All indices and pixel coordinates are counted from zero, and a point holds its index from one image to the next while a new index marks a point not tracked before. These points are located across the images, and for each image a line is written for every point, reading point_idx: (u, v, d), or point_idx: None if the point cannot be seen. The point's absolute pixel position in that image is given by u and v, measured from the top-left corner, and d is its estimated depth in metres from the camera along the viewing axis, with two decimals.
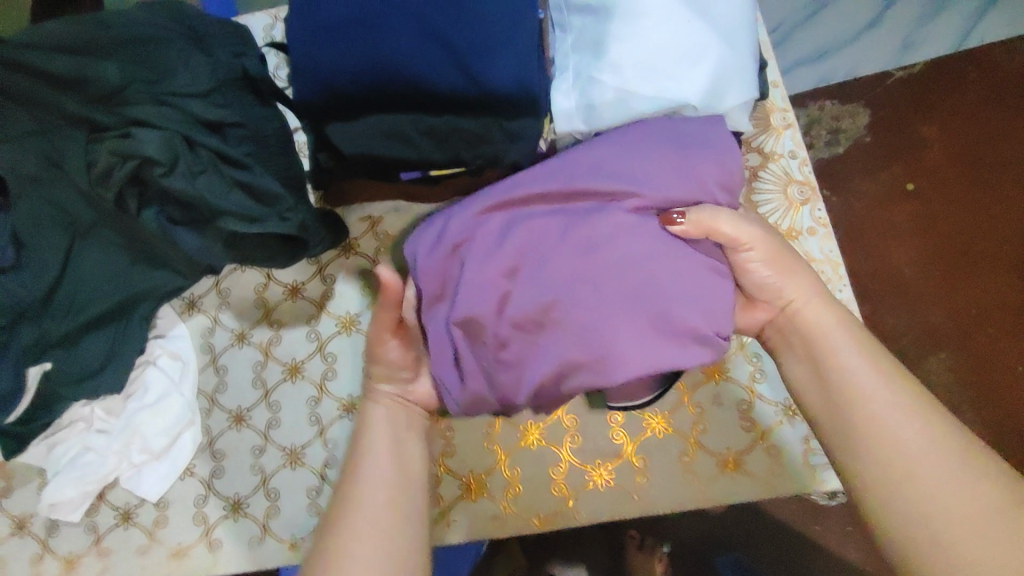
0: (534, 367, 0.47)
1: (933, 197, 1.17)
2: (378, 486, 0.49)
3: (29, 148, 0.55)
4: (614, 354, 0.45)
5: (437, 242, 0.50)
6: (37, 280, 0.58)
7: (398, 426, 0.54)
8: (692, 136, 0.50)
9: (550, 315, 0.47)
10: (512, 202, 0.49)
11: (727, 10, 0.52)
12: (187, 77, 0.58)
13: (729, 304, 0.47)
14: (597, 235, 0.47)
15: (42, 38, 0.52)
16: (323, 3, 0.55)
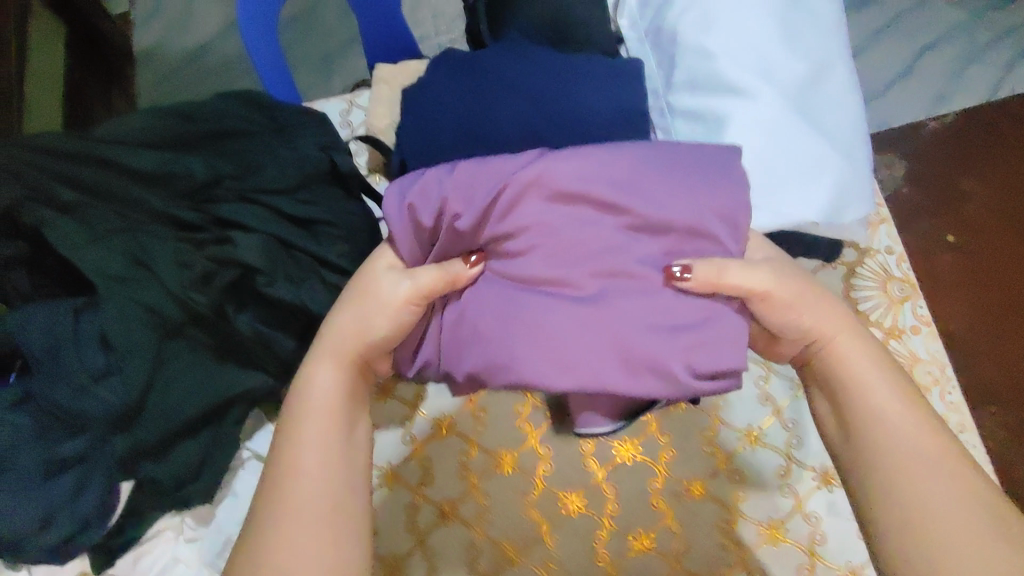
0: (482, 354, 0.46)
1: (979, 248, 1.13)
2: (307, 480, 0.45)
3: (115, 249, 0.57)
4: (570, 364, 0.44)
5: (433, 198, 0.48)
6: (128, 390, 0.55)
7: (348, 415, 0.49)
8: (711, 161, 0.48)
9: (517, 313, 0.45)
10: (508, 188, 0.46)
11: (840, 122, 0.52)
12: (274, 171, 0.63)
13: (709, 344, 0.44)
14: (589, 243, 0.46)
15: (131, 135, 0.60)
16: (430, 115, 0.55)
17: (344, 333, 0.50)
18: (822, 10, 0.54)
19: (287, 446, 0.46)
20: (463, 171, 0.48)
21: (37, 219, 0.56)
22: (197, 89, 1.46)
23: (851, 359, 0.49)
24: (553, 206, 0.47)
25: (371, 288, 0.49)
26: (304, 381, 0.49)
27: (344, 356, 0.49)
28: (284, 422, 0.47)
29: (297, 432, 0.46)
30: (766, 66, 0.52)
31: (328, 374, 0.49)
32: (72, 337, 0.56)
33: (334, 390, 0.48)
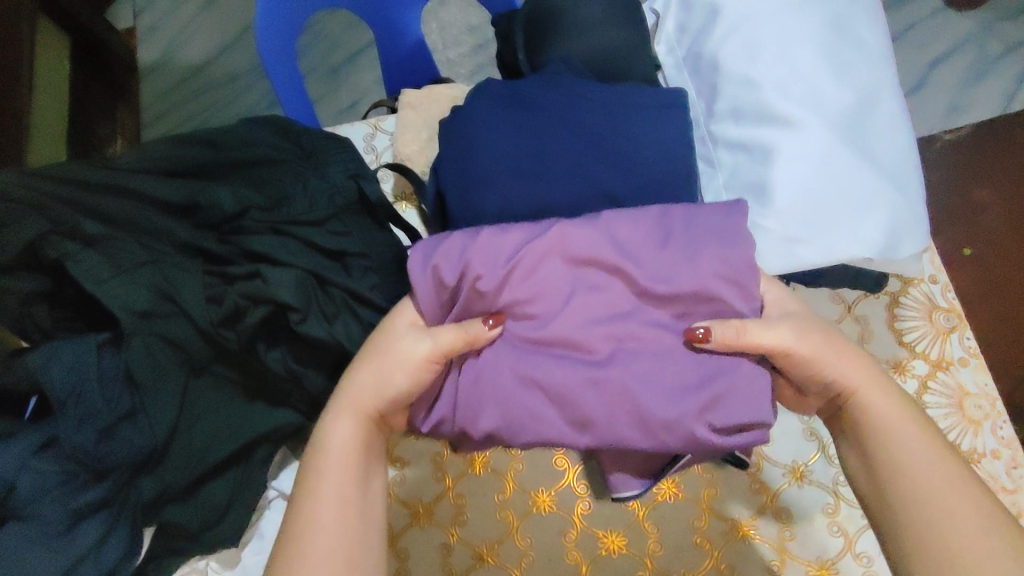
0: (500, 414, 0.46)
1: (993, 262, 1.07)
2: (332, 531, 0.43)
3: (140, 282, 0.55)
4: (587, 421, 0.45)
5: (454, 260, 0.48)
6: (154, 430, 0.54)
7: (369, 463, 0.47)
8: (715, 228, 0.48)
9: (535, 374, 0.46)
10: (528, 255, 0.47)
11: (888, 154, 0.52)
12: (304, 203, 0.63)
13: (725, 395, 0.45)
14: (598, 307, 0.47)
15: (152, 162, 0.58)
16: (477, 150, 0.53)
17: (365, 384, 0.48)
18: (867, 40, 0.55)
19: (305, 498, 0.44)
20: (487, 237, 0.48)
21: (60, 252, 0.53)
22: (201, 103, 1.44)
23: (883, 408, 0.47)
24: (570, 271, 0.48)
25: (391, 342, 0.48)
26: (322, 432, 0.47)
27: (363, 409, 0.48)
28: (302, 472, 0.46)
29: (316, 486, 0.45)
30: (814, 97, 0.52)
31: (348, 428, 0.47)
32: (98, 377, 0.53)
33: (354, 443, 0.47)
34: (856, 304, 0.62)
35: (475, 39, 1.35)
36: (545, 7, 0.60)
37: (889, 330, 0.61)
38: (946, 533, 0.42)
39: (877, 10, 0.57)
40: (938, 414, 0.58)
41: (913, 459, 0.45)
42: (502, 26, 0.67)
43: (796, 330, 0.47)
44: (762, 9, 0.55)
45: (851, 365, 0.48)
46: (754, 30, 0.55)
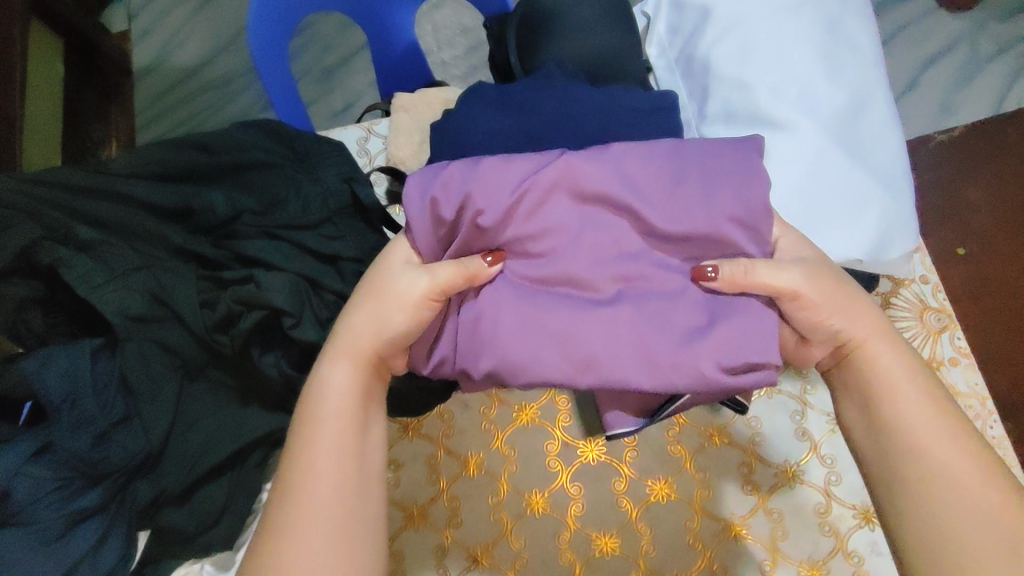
0: (499, 351, 0.44)
1: (986, 258, 1.06)
2: (327, 476, 0.43)
3: (133, 286, 0.55)
4: (589, 359, 0.42)
5: (455, 190, 0.46)
6: (148, 434, 0.55)
7: (365, 411, 0.47)
8: (726, 166, 0.47)
9: (537, 309, 0.44)
10: (533, 188, 0.45)
11: (881, 156, 0.52)
12: (297, 207, 0.63)
13: (735, 335, 0.43)
14: (604, 246, 0.45)
15: (144, 167, 0.59)
16: (470, 154, 0.53)
17: (362, 330, 0.48)
18: (859, 43, 0.55)
19: (303, 443, 0.44)
20: (490, 167, 0.46)
21: (54, 257, 0.53)
22: (195, 106, 1.44)
23: (888, 361, 0.47)
24: (576, 208, 0.46)
25: (387, 286, 0.48)
26: (318, 377, 0.47)
27: (362, 354, 0.48)
28: (300, 416, 0.46)
29: (314, 431, 0.45)
30: (806, 99, 0.52)
31: (345, 372, 0.47)
32: (91, 383, 0.53)
33: (351, 387, 0.47)
34: None
35: (469, 41, 1.35)
36: (537, 11, 0.61)
37: None
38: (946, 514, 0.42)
39: (869, 14, 0.57)
40: None
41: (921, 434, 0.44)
42: (495, 28, 0.67)
43: (806, 274, 0.46)
44: (755, 12, 0.56)
45: (863, 314, 0.47)
46: (746, 33, 0.55)
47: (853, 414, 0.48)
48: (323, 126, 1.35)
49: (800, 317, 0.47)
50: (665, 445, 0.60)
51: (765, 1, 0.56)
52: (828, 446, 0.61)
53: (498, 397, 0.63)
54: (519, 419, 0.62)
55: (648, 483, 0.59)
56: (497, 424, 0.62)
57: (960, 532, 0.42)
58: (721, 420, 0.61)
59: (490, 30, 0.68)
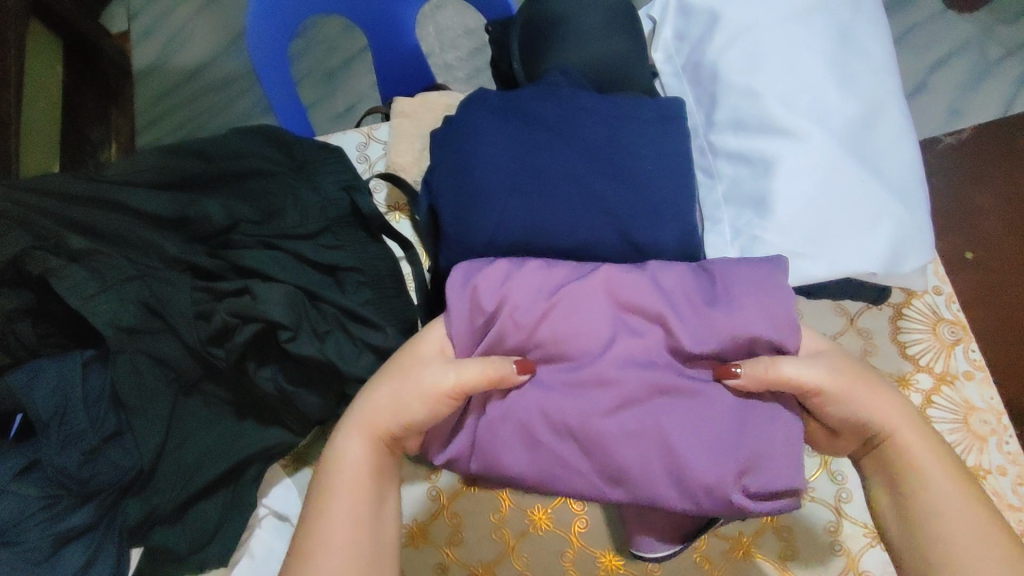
0: (530, 463, 0.45)
1: (994, 265, 1.05)
2: (337, 553, 0.41)
3: (127, 297, 0.54)
4: (620, 474, 0.44)
5: (494, 285, 0.47)
6: (139, 451, 0.53)
7: (380, 487, 0.45)
8: (748, 280, 0.47)
9: (566, 415, 0.44)
10: (568, 294, 0.47)
11: (894, 166, 0.51)
12: (296, 216, 0.61)
13: (759, 449, 0.44)
14: (636, 354, 0.46)
15: (140, 174, 0.58)
16: (473, 162, 0.52)
17: (381, 409, 0.46)
18: (871, 51, 0.53)
19: (316, 520, 0.43)
20: (531, 268, 0.48)
21: (44, 268, 0.51)
22: (196, 107, 1.43)
23: (918, 447, 0.45)
24: (611, 314, 0.47)
25: (411, 369, 0.47)
26: (334, 456, 0.46)
27: (377, 431, 0.46)
28: (315, 493, 0.44)
29: (328, 509, 0.43)
30: (818, 108, 0.51)
31: (363, 450, 0.46)
32: (81, 397, 0.52)
33: (368, 465, 0.45)
34: (860, 316, 0.61)
35: (472, 42, 1.34)
36: (540, 16, 0.59)
37: (893, 343, 0.60)
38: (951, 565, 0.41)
39: (881, 18, 0.56)
40: (946, 429, 0.56)
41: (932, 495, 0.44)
42: (498, 33, 0.66)
43: (830, 371, 0.45)
44: (764, 17, 0.54)
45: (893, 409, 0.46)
46: (754, 41, 0.54)
47: (878, 477, 0.47)
48: (324, 129, 1.34)
49: (824, 414, 0.47)
50: None
51: (774, 7, 0.55)
52: (839, 463, 0.59)
53: None
54: None
55: None
56: None
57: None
58: None
59: (493, 34, 0.67)
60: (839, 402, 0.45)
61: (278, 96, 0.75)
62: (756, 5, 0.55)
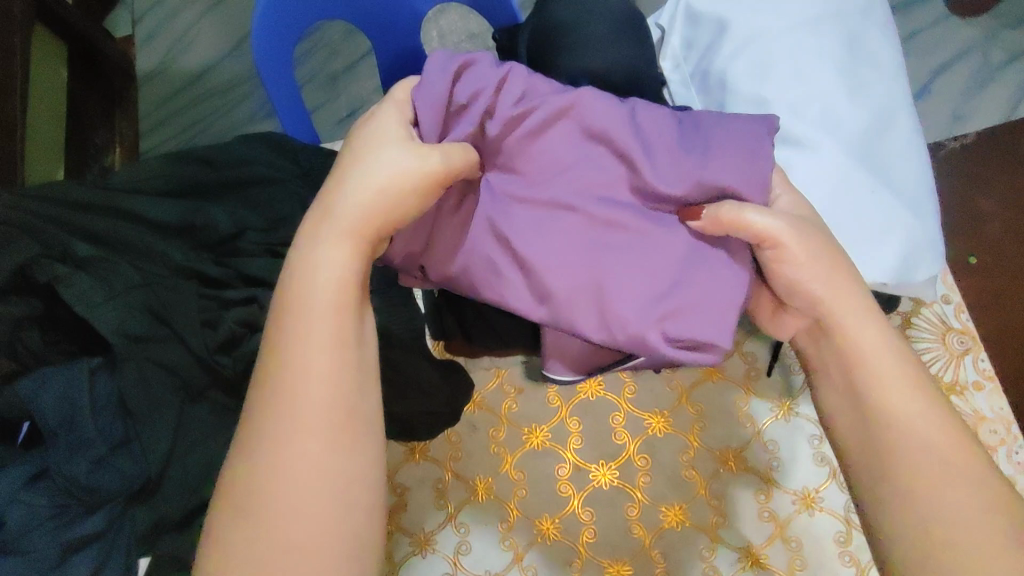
0: (467, 275, 0.46)
1: (998, 271, 1.05)
2: (320, 379, 0.37)
3: (133, 304, 0.54)
4: (546, 293, 0.44)
5: (474, 83, 0.46)
6: (148, 459, 0.53)
7: (361, 297, 0.41)
8: (719, 138, 0.45)
9: (510, 233, 0.44)
10: (545, 105, 0.45)
11: (905, 177, 0.51)
12: (299, 224, 0.64)
13: (701, 299, 0.43)
14: (593, 186, 0.45)
15: (145, 183, 0.58)
16: None
17: (360, 208, 0.40)
18: (880, 59, 0.53)
19: (292, 339, 0.38)
20: (513, 75, 0.45)
21: (52, 275, 0.51)
22: (199, 111, 1.43)
23: (870, 338, 0.43)
24: (579, 147, 0.45)
25: (380, 161, 0.41)
26: (308, 262, 0.39)
27: (358, 231, 0.40)
28: (286, 308, 0.38)
29: (303, 318, 0.38)
30: (828, 118, 0.51)
31: (341, 255, 0.39)
32: (90, 404, 0.52)
33: (349, 274, 0.39)
34: None
35: (476, 46, 1.34)
36: (548, 23, 0.59)
37: None
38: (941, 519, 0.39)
39: (891, 27, 0.56)
40: None
41: (916, 434, 0.41)
42: (504, 41, 0.66)
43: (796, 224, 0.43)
44: (774, 26, 0.54)
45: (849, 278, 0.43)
46: (763, 50, 0.54)
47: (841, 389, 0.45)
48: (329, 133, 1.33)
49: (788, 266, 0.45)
50: (680, 471, 0.58)
51: (783, 16, 0.54)
52: (849, 473, 0.58)
53: (508, 418, 0.61)
54: (529, 442, 0.60)
55: (662, 510, 0.57)
56: (506, 446, 0.60)
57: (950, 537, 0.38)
58: (736, 443, 0.59)
59: (499, 42, 0.67)
60: (792, 252, 0.43)
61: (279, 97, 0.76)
62: (765, 14, 0.55)
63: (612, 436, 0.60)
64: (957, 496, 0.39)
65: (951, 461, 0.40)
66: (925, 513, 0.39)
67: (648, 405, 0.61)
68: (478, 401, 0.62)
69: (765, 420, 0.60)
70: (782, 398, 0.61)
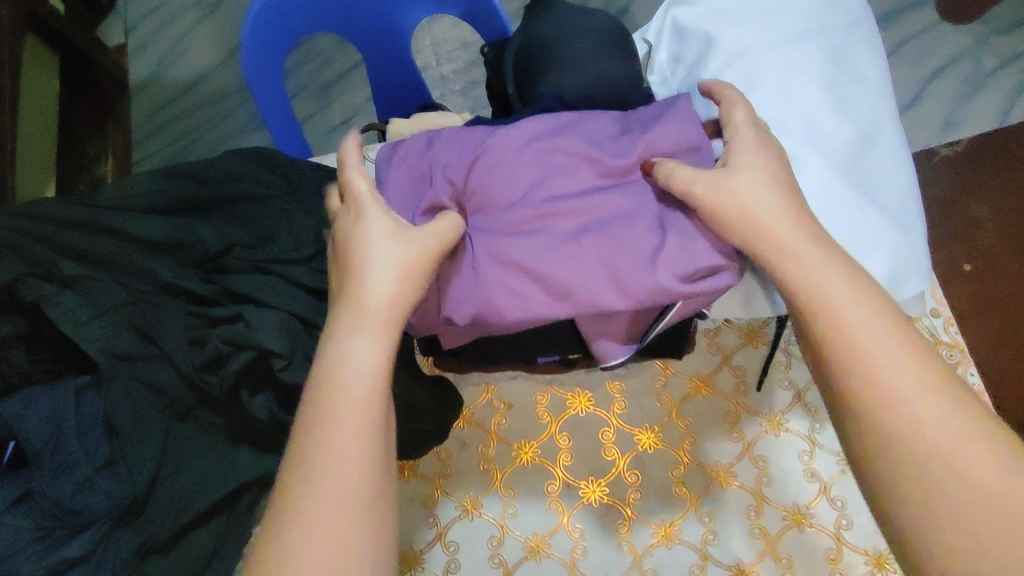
0: (482, 298, 0.45)
1: (993, 278, 1.04)
2: (344, 471, 0.38)
3: (120, 323, 0.54)
4: (564, 291, 0.44)
5: (416, 155, 0.52)
6: (133, 479, 0.52)
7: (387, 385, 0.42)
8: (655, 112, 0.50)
9: (505, 250, 0.45)
10: (489, 143, 0.48)
11: (892, 192, 0.50)
12: (290, 241, 0.61)
13: (697, 245, 0.45)
14: (558, 182, 0.47)
15: (130, 202, 0.57)
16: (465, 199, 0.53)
17: (376, 299, 0.43)
18: (866, 74, 0.53)
19: (318, 421, 0.39)
20: (448, 135, 0.51)
21: (37, 294, 0.51)
22: (192, 120, 1.43)
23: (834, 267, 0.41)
24: (537, 156, 0.48)
25: (384, 253, 0.44)
26: (334, 350, 0.41)
27: (387, 325, 0.42)
28: (313, 394, 0.40)
29: (332, 411, 0.39)
30: (814, 134, 0.51)
31: (369, 348, 0.41)
32: (75, 424, 0.52)
33: (376, 367, 0.41)
34: None
35: (469, 55, 1.34)
36: (534, 39, 0.60)
37: None
38: (950, 458, 0.35)
39: (877, 42, 0.56)
40: None
41: (881, 370, 0.38)
42: (493, 56, 0.66)
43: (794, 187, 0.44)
44: (758, 42, 0.54)
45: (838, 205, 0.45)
46: (749, 65, 0.53)
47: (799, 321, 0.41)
48: (320, 142, 1.34)
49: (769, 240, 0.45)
50: (670, 487, 0.58)
51: (769, 30, 0.54)
52: (839, 488, 0.58)
53: (497, 434, 0.60)
54: (518, 458, 0.60)
55: (652, 527, 0.57)
56: (495, 463, 0.59)
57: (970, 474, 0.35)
58: (726, 458, 0.59)
59: (489, 58, 0.67)
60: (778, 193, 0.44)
61: (267, 107, 0.76)
62: (751, 30, 0.55)
63: (602, 452, 0.59)
64: (950, 419, 0.36)
65: (930, 385, 0.37)
66: (933, 457, 0.35)
67: (637, 420, 0.60)
68: (468, 416, 0.62)
69: (754, 435, 0.60)
70: (772, 412, 0.61)
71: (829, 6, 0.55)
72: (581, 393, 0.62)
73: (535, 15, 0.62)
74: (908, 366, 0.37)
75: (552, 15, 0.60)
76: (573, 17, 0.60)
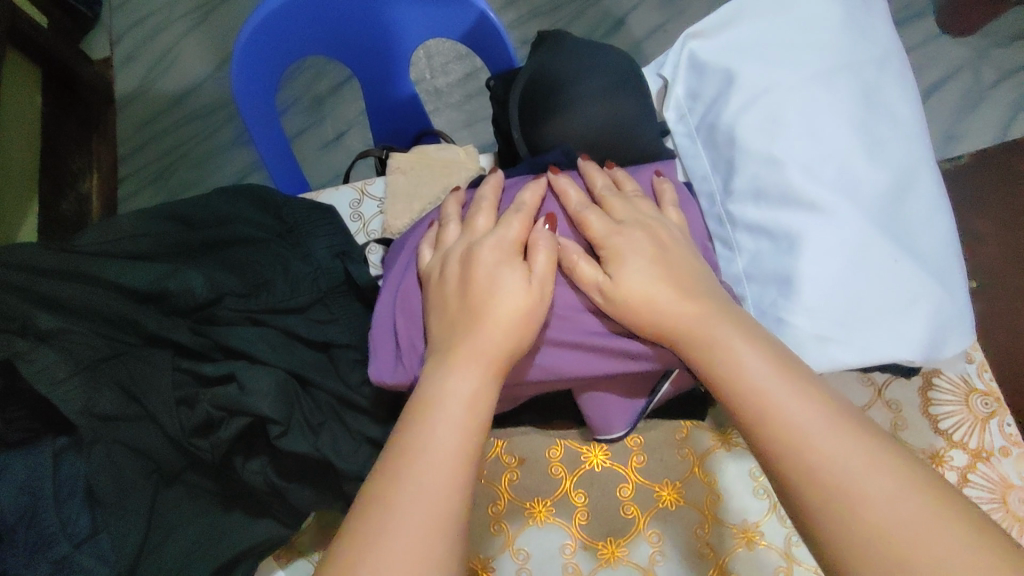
0: None
1: None
2: (432, 485, 0.33)
3: (104, 382, 0.49)
4: (548, 348, 0.46)
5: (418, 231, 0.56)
6: (119, 553, 0.48)
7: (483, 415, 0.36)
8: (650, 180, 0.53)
9: None
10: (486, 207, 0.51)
11: (929, 242, 0.48)
12: (285, 287, 0.58)
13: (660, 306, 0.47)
14: None
15: (110, 249, 0.53)
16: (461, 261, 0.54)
17: (483, 337, 0.39)
18: (899, 113, 0.50)
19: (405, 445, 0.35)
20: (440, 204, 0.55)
21: (10, 351, 0.46)
22: (179, 134, 1.38)
23: (749, 327, 0.39)
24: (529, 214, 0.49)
25: (500, 292, 0.40)
26: (437, 376, 0.38)
27: (495, 365, 0.38)
28: (409, 418, 0.36)
29: (430, 426, 0.35)
30: (844, 179, 0.48)
31: (471, 383, 0.37)
32: (53, 493, 0.48)
33: (481, 403, 0.37)
34: (887, 387, 0.58)
35: (463, 68, 1.31)
36: (543, 76, 0.57)
37: (923, 415, 0.57)
38: (847, 491, 0.31)
39: (909, 79, 0.53)
40: (983, 509, 0.53)
41: (793, 412, 0.34)
42: (499, 91, 0.63)
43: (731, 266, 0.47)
44: (782, 80, 0.51)
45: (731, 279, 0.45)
46: (774, 104, 0.50)
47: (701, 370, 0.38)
48: (314, 157, 1.30)
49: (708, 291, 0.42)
50: (694, 547, 0.54)
51: (795, 68, 0.51)
52: None
53: (508, 492, 0.57)
54: (532, 517, 0.56)
55: None
56: (507, 524, 0.56)
57: (863, 516, 0.30)
58: (753, 516, 0.55)
59: (494, 91, 0.64)
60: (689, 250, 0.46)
61: (259, 133, 0.73)
62: (775, 67, 0.52)
63: (620, 511, 0.55)
64: (852, 450, 0.32)
65: (840, 424, 0.33)
66: (824, 496, 0.31)
67: (658, 474, 0.57)
68: (478, 472, 0.58)
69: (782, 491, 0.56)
70: None
71: (857, 40, 0.53)
72: (596, 446, 0.58)
73: (545, 49, 0.59)
74: (815, 406, 0.34)
75: (564, 50, 0.58)
76: (583, 55, 0.58)
